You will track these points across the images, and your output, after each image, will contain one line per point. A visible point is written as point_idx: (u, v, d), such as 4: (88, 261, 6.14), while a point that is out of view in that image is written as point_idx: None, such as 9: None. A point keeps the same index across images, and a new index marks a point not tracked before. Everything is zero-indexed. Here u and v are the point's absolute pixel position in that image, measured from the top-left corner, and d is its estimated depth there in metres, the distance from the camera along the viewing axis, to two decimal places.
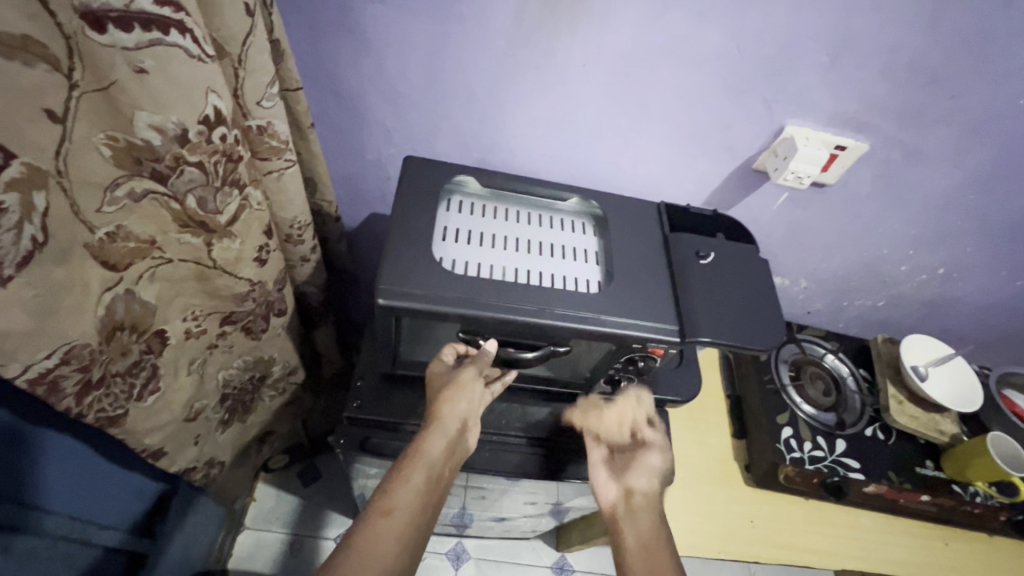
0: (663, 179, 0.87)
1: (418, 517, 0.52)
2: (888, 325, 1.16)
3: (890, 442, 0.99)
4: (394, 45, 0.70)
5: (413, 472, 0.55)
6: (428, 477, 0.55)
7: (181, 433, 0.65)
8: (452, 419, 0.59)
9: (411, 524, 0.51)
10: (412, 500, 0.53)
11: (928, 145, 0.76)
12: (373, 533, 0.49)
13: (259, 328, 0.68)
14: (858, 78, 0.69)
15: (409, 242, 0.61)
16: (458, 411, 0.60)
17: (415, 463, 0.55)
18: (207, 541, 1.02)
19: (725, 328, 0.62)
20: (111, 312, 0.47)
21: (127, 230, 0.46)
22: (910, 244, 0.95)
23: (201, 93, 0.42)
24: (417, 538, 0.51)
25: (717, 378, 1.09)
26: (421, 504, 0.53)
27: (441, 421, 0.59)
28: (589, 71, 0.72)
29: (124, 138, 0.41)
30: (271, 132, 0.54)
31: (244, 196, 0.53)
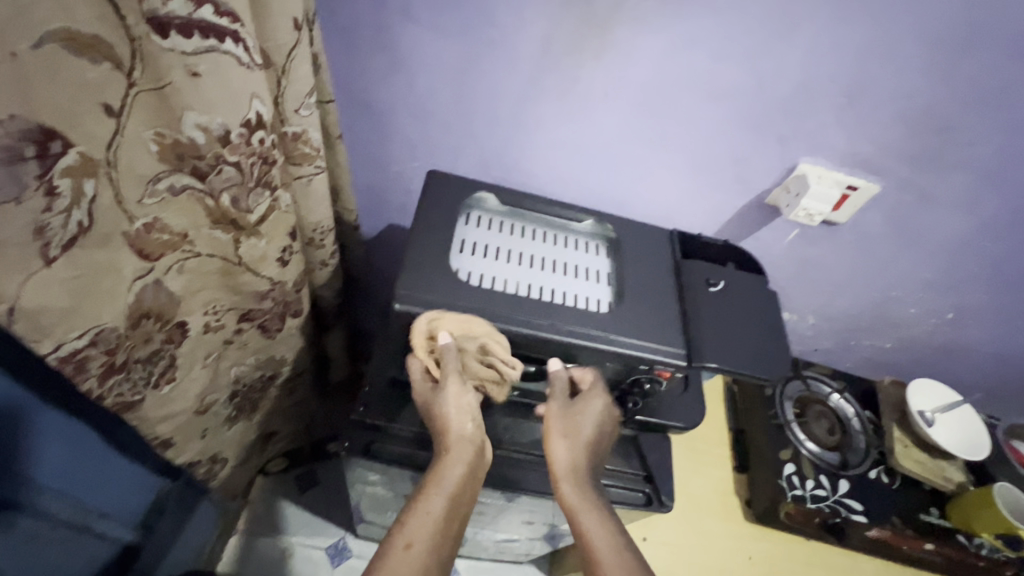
0: (677, 208, 0.88)
1: (438, 545, 0.54)
2: (895, 368, 1.16)
3: (894, 486, 0.98)
4: (425, 64, 0.73)
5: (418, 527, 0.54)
6: (447, 507, 0.56)
7: (190, 425, 0.66)
8: (464, 436, 0.59)
9: (430, 553, 0.52)
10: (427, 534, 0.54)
11: (938, 190, 0.78)
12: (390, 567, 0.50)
13: (274, 327, 0.70)
14: (871, 121, 0.71)
15: (428, 252, 0.63)
16: (463, 430, 0.60)
17: (407, 538, 0.52)
18: (199, 541, 1.02)
19: (732, 355, 0.63)
20: (139, 299, 0.49)
21: (162, 222, 0.48)
22: (919, 287, 0.95)
23: (246, 98, 0.45)
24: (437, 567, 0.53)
25: (721, 410, 1.08)
26: (437, 533, 0.54)
27: (441, 477, 0.57)
28: (610, 101, 0.75)
29: (171, 135, 0.43)
30: (305, 139, 0.57)
31: (275, 197, 0.55)
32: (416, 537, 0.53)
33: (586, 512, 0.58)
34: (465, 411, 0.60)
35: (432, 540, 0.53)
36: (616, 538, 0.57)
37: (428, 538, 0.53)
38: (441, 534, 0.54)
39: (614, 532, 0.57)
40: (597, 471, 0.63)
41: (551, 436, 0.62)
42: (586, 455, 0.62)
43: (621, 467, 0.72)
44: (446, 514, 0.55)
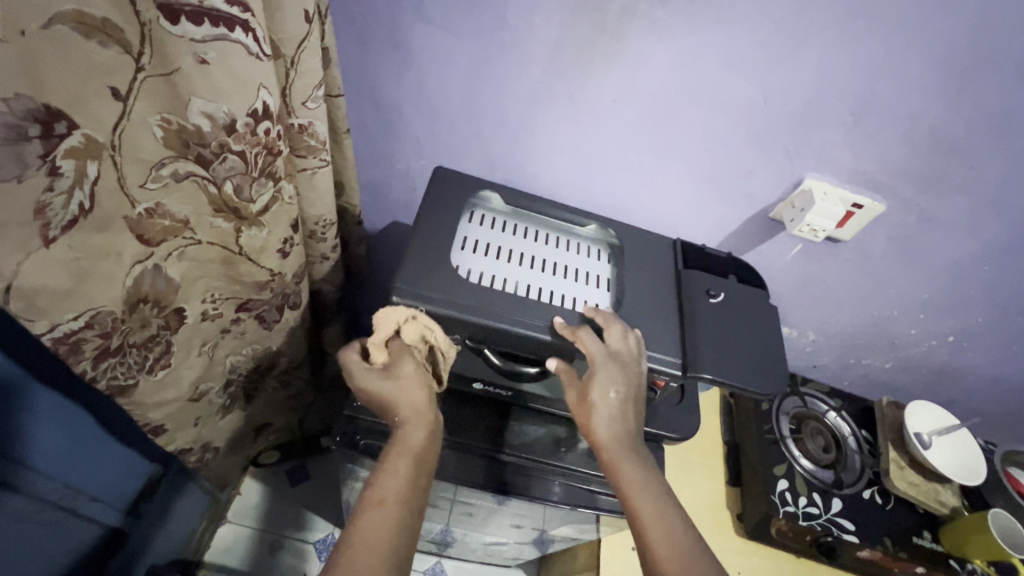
0: (681, 218, 0.88)
1: (409, 499, 0.49)
2: (893, 388, 1.15)
3: (887, 507, 0.97)
4: (435, 63, 0.74)
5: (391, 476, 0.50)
6: (414, 464, 0.52)
7: (183, 412, 0.66)
8: (421, 406, 0.56)
9: (405, 513, 0.48)
10: (402, 483, 0.50)
11: (943, 212, 0.78)
12: (367, 527, 0.46)
13: (272, 318, 0.70)
14: (878, 140, 0.71)
15: (429, 247, 0.63)
16: (418, 402, 0.56)
17: (381, 512, 0.47)
18: (188, 527, 1.02)
19: (728, 367, 0.63)
20: (138, 284, 0.49)
21: (164, 208, 0.48)
22: (920, 308, 0.95)
23: (253, 88, 0.45)
24: (411, 529, 0.48)
25: (716, 422, 1.08)
26: (410, 488, 0.50)
27: (403, 437, 0.53)
28: (619, 107, 0.75)
29: (177, 121, 0.43)
30: (311, 131, 0.57)
31: (278, 188, 0.55)
32: (388, 490, 0.49)
33: (633, 492, 0.55)
34: (419, 384, 0.57)
35: (404, 496, 0.49)
36: (667, 518, 0.53)
37: (401, 493, 0.49)
38: (413, 491, 0.50)
39: (664, 503, 0.54)
40: (642, 444, 0.59)
41: (585, 418, 0.58)
42: (625, 433, 0.58)
43: None
44: (413, 469, 0.51)
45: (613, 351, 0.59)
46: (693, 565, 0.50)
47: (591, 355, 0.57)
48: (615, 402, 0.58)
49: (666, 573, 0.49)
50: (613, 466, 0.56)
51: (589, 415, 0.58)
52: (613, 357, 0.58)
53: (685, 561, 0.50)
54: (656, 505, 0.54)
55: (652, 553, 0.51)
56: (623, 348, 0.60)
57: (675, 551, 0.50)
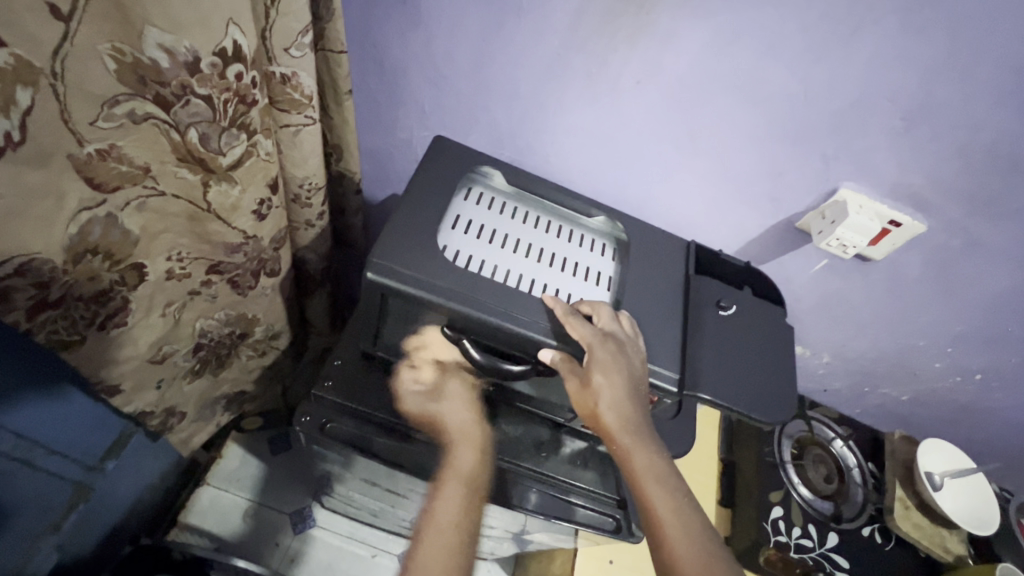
0: (698, 219, 0.82)
1: (463, 520, 0.58)
2: (908, 422, 1.08)
3: (886, 548, 0.92)
4: (447, 25, 0.68)
5: (451, 482, 0.60)
6: (464, 489, 0.60)
7: (142, 373, 0.62)
8: (469, 428, 0.64)
9: (460, 521, 0.58)
10: (452, 507, 0.58)
11: (993, 238, 0.70)
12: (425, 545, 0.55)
13: (246, 283, 0.66)
14: (928, 150, 0.64)
15: (415, 223, 0.58)
16: (464, 421, 0.64)
17: (435, 524, 0.57)
18: (160, 487, 1.00)
19: (729, 389, 0.57)
20: (84, 233, 0.44)
21: (120, 151, 0.43)
22: (950, 341, 0.88)
23: (220, 23, 0.40)
24: (466, 550, 0.56)
25: (714, 437, 1.03)
26: (464, 507, 0.59)
27: (454, 463, 0.61)
28: (642, 91, 0.68)
29: (131, 53, 0.38)
30: (295, 83, 0.52)
31: (253, 143, 0.50)
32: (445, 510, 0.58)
33: (648, 483, 0.52)
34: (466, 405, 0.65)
35: (460, 516, 0.58)
36: (685, 518, 0.50)
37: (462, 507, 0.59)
38: (466, 513, 0.59)
39: (677, 492, 0.52)
40: (650, 423, 0.55)
41: (588, 407, 0.54)
42: (634, 423, 0.53)
43: (595, 487, 0.66)
44: (473, 475, 0.61)
45: (608, 332, 0.54)
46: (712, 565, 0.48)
47: (584, 339, 0.53)
48: (617, 389, 0.53)
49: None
50: (625, 457, 0.53)
51: (591, 402, 0.54)
52: (610, 339, 0.54)
53: (702, 561, 0.48)
54: (674, 499, 0.51)
55: (669, 552, 0.49)
56: (619, 331, 0.55)
57: (692, 547, 0.49)
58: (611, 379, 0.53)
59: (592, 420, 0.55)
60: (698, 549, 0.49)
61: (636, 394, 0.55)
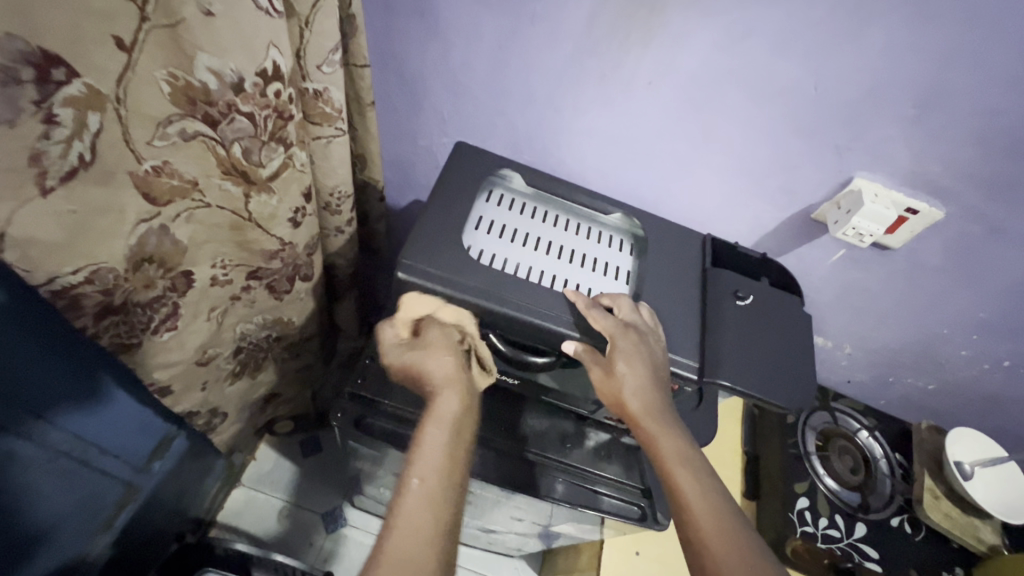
0: (714, 213, 0.83)
1: (448, 469, 0.49)
2: (935, 413, 1.07)
3: (917, 538, 0.92)
4: (464, 35, 0.71)
5: (435, 427, 0.51)
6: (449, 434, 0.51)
7: (189, 375, 0.66)
8: (449, 371, 0.55)
9: (444, 474, 0.48)
10: (435, 453, 0.49)
11: (1014, 223, 0.70)
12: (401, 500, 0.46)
13: (282, 288, 0.70)
14: (942, 137, 0.64)
15: (440, 225, 0.61)
16: (448, 369, 0.55)
17: (422, 461, 0.49)
18: (201, 488, 1.05)
19: (750, 376, 0.58)
20: (142, 243, 0.48)
21: (172, 167, 0.47)
22: (975, 328, 0.87)
23: (262, 45, 0.44)
24: (451, 502, 0.47)
25: (736, 430, 1.04)
26: (448, 454, 0.50)
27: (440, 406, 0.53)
28: (654, 90, 0.70)
29: (183, 77, 0.42)
30: (326, 98, 0.55)
31: (289, 154, 0.54)
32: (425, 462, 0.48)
33: (674, 468, 0.53)
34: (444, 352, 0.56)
35: (443, 465, 0.49)
36: (712, 498, 0.51)
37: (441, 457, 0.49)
38: (451, 459, 0.50)
39: (704, 474, 0.53)
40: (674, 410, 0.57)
41: (613, 396, 0.56)
42: (658, 411, 0.55)
43: (620, 478, 0.68)
44: (457, 415, 0.53)
45: (632, 325, 0.56)
46: (741, 545, 0.48)
47: (606, 330, 0.55)
48: (641, 378, 0.55)
49: (714, 551, 0.48)
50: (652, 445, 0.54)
51: (615, 391, 0.56)
52: (631, 329, 0.56)
53: (730, 540, 0.49)
54: (704, 485, 0.52)
55: (697, 532, 0.49)
56: (642, 322, 0.58)
57: (721, 526, 0.49)
58: (633, 365, 0.55)
59: (617, 410, 0.57)
60: (726, 528, 0.50)
61: (659, 381, 0.57)
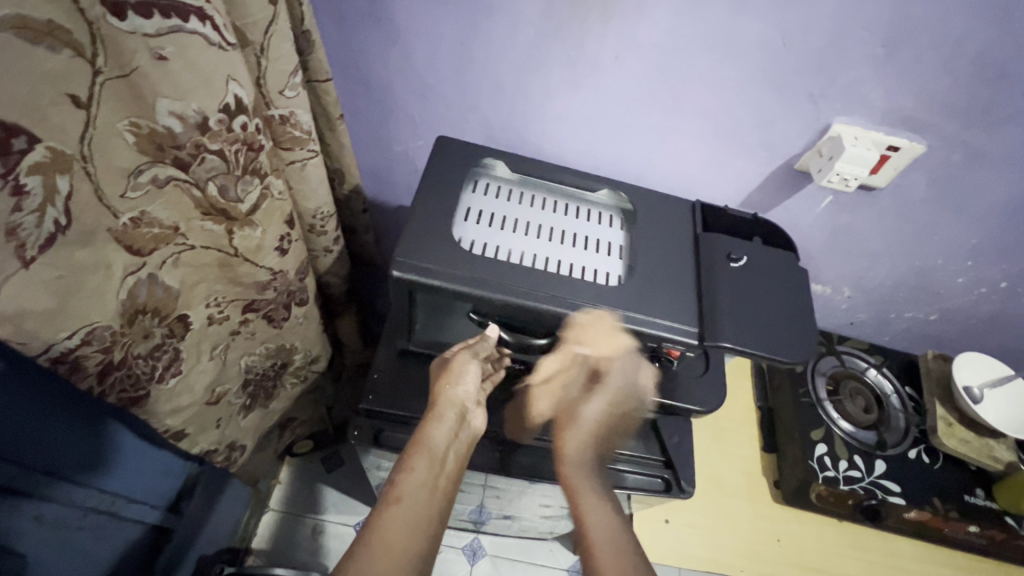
0: (698, 177, 0.83)
1: (427, 500, 0.53)
2: (939, 341, 1.08)
3: (934, 466, 0.94)
4: (423, 35, 0.70)
5: (419, 453, 0.56)
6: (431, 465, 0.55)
7: (202, 416, 0.66)
8: (455, 401, 0.60)
9: (422, 506, 0.52)
10: (418, 484, 0.54)
11: (994, 148, 0.70)
12: (381, 521, 0.50)
13: (280, 316, 0.69)
14: (915, 71, 0.64)
15: (430, 222, 0.60)
16: (455, 398, 0.60)
17: (406, 495, 0.52)
18: (233, 519, 1.07)
19: (752, 336, 0.59)
20: (133, 296, 0.48)
21: (150, 216, 0.46)
22: (969, 254, 0.88)
23: (221, 81, 0.43)
24: (427, 528, 0.51)
25: (748, 387, 1.05)
26: (428, 484, 0.54)
27: (439, 411, 0.59)
28: (621, 63, 0.69)
29: (146, 125, 0.41)
30: (293, 122, 0.54)
31: (266, 185, 0.54)
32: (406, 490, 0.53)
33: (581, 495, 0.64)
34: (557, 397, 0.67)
35: (422, 495, 0.53)
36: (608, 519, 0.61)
37: (418, 492, 0.53)
38: (431, 487, 0.54)
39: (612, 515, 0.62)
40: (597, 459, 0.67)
41: (563, 425, 0.67)
42: (590, 446, 0.66)
43: (639, 452, 0.70)
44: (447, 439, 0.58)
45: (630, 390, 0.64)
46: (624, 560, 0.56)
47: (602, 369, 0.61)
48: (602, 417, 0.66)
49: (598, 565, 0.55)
50: (568, 473, 0.65)
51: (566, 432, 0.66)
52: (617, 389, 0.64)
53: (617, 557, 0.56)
54: (603, 510, 0.63)
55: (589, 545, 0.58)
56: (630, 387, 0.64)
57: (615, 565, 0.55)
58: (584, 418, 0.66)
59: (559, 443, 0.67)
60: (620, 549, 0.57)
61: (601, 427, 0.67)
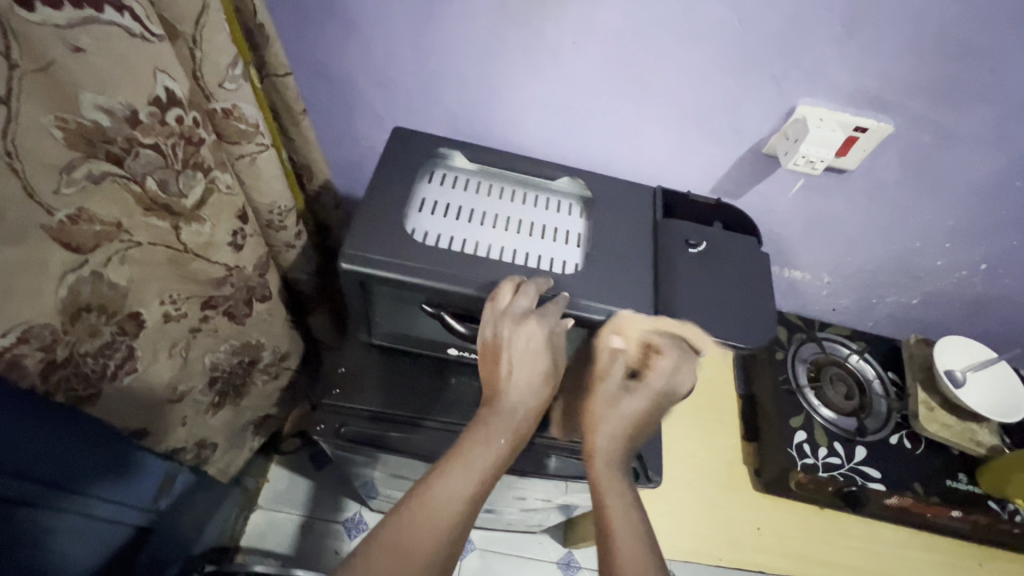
0: (667, 164, 0.82)
1: (485, 477, 0.49)
2: (923, 326, 1.07)
3: (916, 451, 0.94)
4: (380, 27, 0.69)
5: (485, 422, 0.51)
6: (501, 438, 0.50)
7: (164, 414, 0.66)
8: (533, 367, 0.53)
9: (477, 484, 0.48)
10: (482, 457, 0.49)
11: (963, 127, 0.69)
12: (430, 495, 0.47)
13: (241, 313, 0.70)
14: (877, 50, 0.63)
15: (382, 214, 0.60)
16: (531, 364, 0.53)
17: (464, 468, 0.48)
18: (219, 518, 1.07)
19: (708, 322, 0.58)
20: (74, 293, 0.47)
21: (89, 212, 0.46)
22: (947, 236, 0.86)
23: (148, 73, 0.44)
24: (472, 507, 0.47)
25: (730, 376, 1.04)
26: (493, 458, 0.49)
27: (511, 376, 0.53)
28: (580, 49, 0.68)
29: (74, 119, 0.41)
30: (237, 115, 0.54)
31: (211, 179, 0.54)
32: (467, 461, 0.49)
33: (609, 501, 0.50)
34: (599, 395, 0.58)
35: (483, 470, 0.49)
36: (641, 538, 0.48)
37: (480, 466, 0.49)
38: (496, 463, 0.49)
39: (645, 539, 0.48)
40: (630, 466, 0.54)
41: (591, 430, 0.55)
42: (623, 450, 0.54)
43: None
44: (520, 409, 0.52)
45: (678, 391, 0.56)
46: None
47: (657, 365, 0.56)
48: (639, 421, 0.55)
49: None
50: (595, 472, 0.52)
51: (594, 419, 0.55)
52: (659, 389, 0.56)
53: None
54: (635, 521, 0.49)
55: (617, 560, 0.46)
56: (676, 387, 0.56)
57: None
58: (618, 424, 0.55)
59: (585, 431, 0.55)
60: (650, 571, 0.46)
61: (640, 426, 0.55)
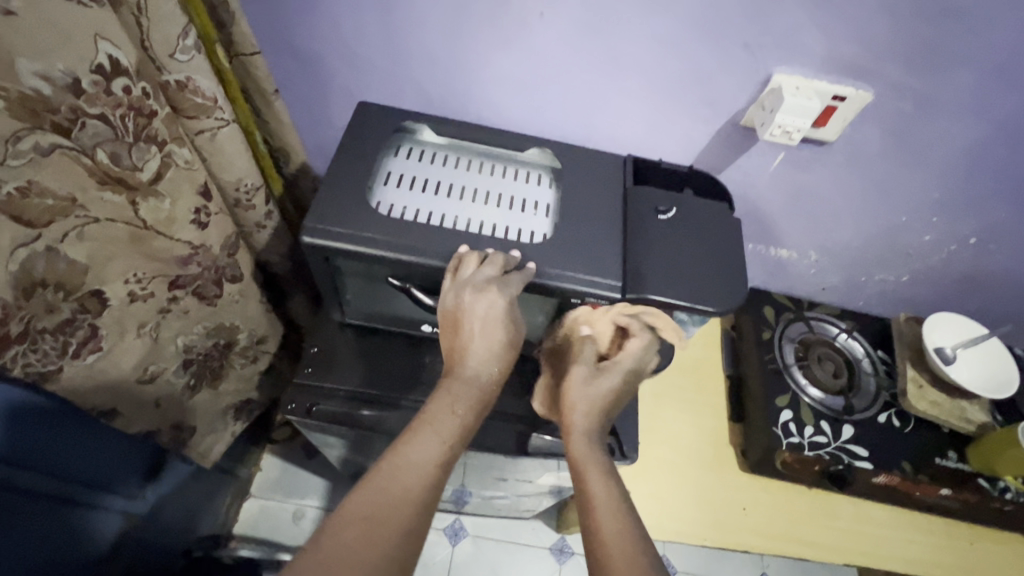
0: (644, 138, 0.80)
1: (454, 443, 0.48)
2: (915, 304, 1.05)
3: (905, 429, 0.92)
4: (345, 3, 0.68)
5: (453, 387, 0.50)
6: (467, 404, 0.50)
7: (133, 395, 0.66)
8: (495, 333, 0.53)
9: (445, 449, 0.47)
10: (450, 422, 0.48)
11: (944, 93, 0.67)
12: (399, 461, 0.45)
13: (212, 293, 0.69)
14: (851, 12, 0.61)
15: (347, 188, 0.59)
16: (492, 332, 0.53)
17: (433, 434, 0.47)
18: (210, 505, 1.08)
19: (679, 289, 0.57)
20: (27, 269, 0.47)
21: (40, 185, 0.45)
22: (934, 210, 0.85)
23: (88, 40, 0.44)
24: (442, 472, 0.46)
25: (717, 356, 1.03)
26: (460, 424, 0.49)
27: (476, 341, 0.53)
28: (548, 20, 0.67)
29: (13, 87, 0.40)
30: (192, 87, 0.55)
31: (165, 153, 0.54)
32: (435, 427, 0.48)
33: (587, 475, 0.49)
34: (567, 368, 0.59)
35: (452, 435, 0.48)
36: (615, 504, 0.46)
37: (448, 431, 0.48)
38: (462, 430, 0.49)
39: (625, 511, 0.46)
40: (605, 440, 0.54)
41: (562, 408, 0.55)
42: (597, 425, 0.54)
43: None
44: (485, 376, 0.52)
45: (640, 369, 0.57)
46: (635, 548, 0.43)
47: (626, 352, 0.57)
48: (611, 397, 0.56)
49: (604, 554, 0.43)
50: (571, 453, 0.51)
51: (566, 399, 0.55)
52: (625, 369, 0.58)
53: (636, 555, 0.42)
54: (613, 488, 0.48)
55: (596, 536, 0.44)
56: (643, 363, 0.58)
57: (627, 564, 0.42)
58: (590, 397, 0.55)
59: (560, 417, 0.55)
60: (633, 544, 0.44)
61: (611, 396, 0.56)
